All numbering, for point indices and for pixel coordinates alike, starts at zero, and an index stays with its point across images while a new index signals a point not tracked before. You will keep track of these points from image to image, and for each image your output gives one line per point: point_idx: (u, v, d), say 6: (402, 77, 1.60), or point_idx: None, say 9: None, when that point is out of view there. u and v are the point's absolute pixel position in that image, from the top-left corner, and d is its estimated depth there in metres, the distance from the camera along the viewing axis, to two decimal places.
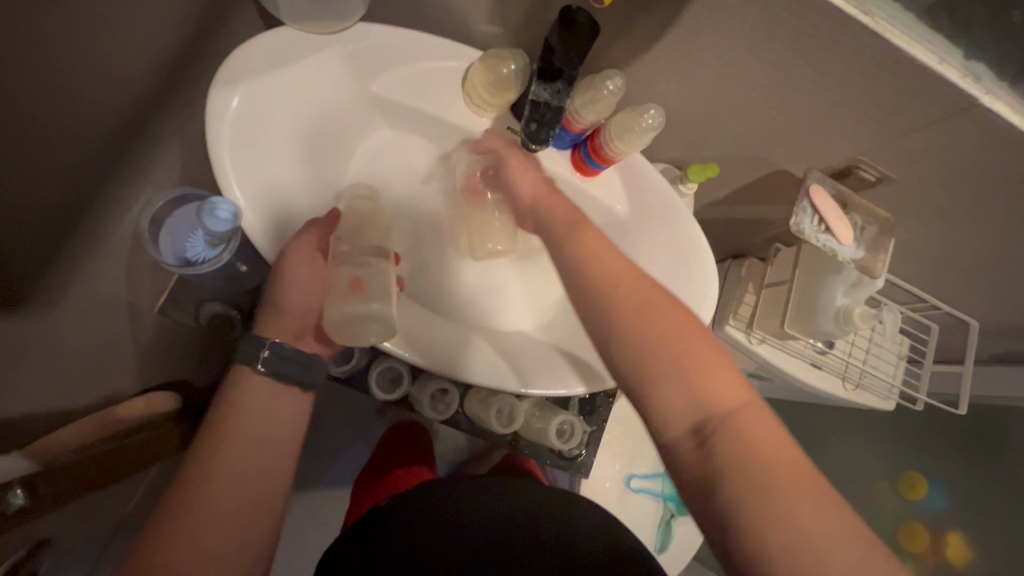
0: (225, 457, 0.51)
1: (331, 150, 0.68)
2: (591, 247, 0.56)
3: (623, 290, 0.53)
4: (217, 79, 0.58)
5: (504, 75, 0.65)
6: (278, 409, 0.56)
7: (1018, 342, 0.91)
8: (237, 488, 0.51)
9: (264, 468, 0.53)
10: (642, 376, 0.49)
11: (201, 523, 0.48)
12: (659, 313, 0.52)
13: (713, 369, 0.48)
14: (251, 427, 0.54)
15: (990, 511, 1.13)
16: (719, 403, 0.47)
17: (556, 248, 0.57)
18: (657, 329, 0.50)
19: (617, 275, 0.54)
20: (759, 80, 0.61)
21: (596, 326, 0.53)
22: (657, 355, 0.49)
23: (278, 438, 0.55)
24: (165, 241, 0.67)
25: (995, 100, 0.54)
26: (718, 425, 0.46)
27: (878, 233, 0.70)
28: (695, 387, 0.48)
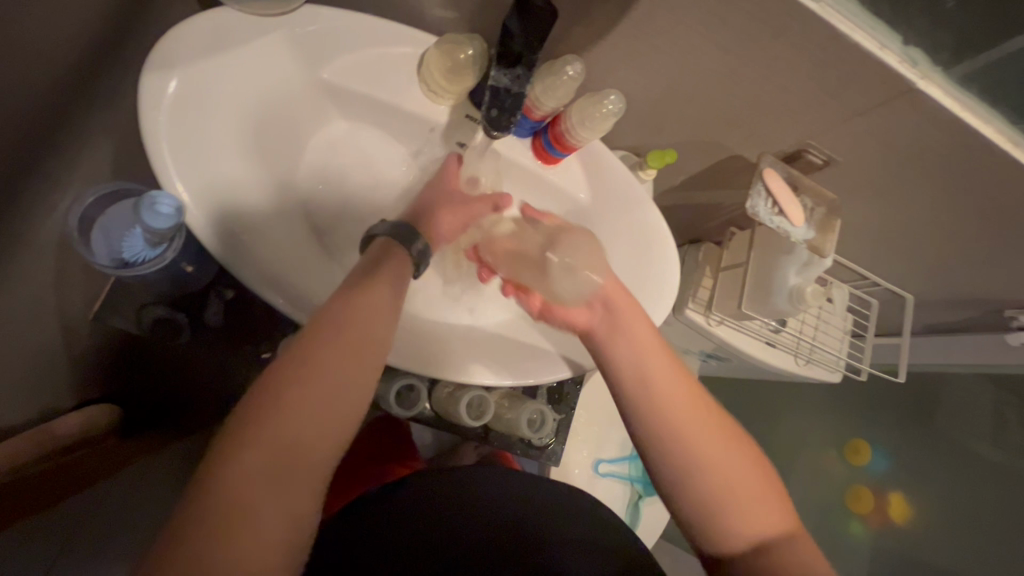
0: (324, 368, 0.44)
1: (282, 140, 0.65)
2: (646, 350, 0.60)
3: (680, 400, 0.57)
4: (150, 62, 0.54)
5: (461, 61, 0.64)
6: (367, 360, 0.47)
7: (948, 314, 0.98)
8: (328, 408, 0.44)
9: (358, 393, 0.46)
10: (689, 479, 0.55)
11: (286, 437, 0.42)
12: (704, 413, 0.58)
13: (766, 494, 0.56)
14: (324, 389, 0.44)
15: (926, 470, 1.23)
16: (750, 499, 0.55)
17: (641, 369, 0.58)
18: (705, 433, 0.56)
19: (671, 381, 0.58)
20: (715, 66, 0.62)
21: (671, 443, 0.56)
22: (727, 481, 0.55)
23: (348, 407, 0.45)
24: (98, 240, 0.62)
25: (930, 85, 0.57)
26: (746, 519, 0.54)
27: (826, 215, 0.74)
28: (730, 486, 0.55)
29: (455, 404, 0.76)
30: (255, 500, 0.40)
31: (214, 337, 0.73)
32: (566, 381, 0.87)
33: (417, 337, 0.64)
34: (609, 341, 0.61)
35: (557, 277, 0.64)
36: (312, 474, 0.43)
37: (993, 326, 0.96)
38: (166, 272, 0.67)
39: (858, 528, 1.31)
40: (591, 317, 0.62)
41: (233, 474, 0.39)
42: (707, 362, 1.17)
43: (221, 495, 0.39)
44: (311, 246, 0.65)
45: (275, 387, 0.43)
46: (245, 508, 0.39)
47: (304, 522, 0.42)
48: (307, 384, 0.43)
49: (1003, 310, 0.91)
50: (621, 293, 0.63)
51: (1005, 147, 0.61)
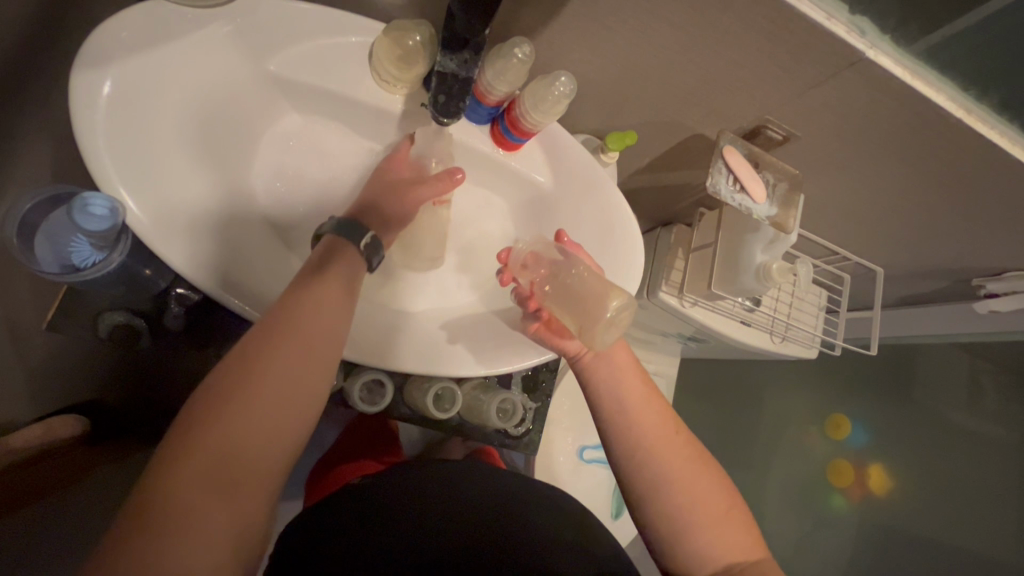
0: (269, 374, 0.44)
1: (231, 137, 0.63)
2: (624, 377, 0.63)
3: (652, 422, 0.60)
4: (81, 60, 0.52)
5: (410, 47, 0.63)
6: (308, 367, 0.46)
7: (918, 285, 0.99)
8: (273, 415, 0.43)
9: (305, 398, 0.46)
10: (656, 494, 0.57)
11: (231, 443, 0.42)
12: (676, 436, 0.60)
13: (733, 519, 0.57)
14: (259, 402, 0.43)
15: (899, 436, 1.26)
16: (712, 521, 0.56)
17: (615, 392, 0.62)
18: (675, 453, 0.59)
19: (646, 406, 0.61)
20: (667, 43, 0.61)
21: (645, 466, 0.58)
22: (694, 505, 0.57)
23: (289, 418, 0.45)
24: (42, 246, 0.59)
25: (879, 54, 0.57)
26: (708, 538, 0.56)
27: (789, 190, 0.73)
28: (694, 505, 0.57)
29: (424, 398, 0.75)
30: (198, 504, 0.40)
31: (178, 340, 0.72)
32: (541, 369, 0.87)
33: (379, 332, 0.63)
34: (591, 364, 0.64)
35: (555, 296, 0.65)
36: (257, 479, 0.43)
37: (961, 296, 0.97)
38: (120, 277, 0.65)
39: (840, 503, 1.30)
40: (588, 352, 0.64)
41: (176, 479, 0.39)
42: (686, 345, 1.17)
43: (160, 499, 0.39)
44: (266, 243, 0.64)
45: (207, 401, 0.42)
46: (186, 511, 0.39)
47: (250, 529, 0.42)
48: (253, 390, 0.43)
49: (970, 279, 0.91)
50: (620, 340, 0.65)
51: (957, 114, 0.61)
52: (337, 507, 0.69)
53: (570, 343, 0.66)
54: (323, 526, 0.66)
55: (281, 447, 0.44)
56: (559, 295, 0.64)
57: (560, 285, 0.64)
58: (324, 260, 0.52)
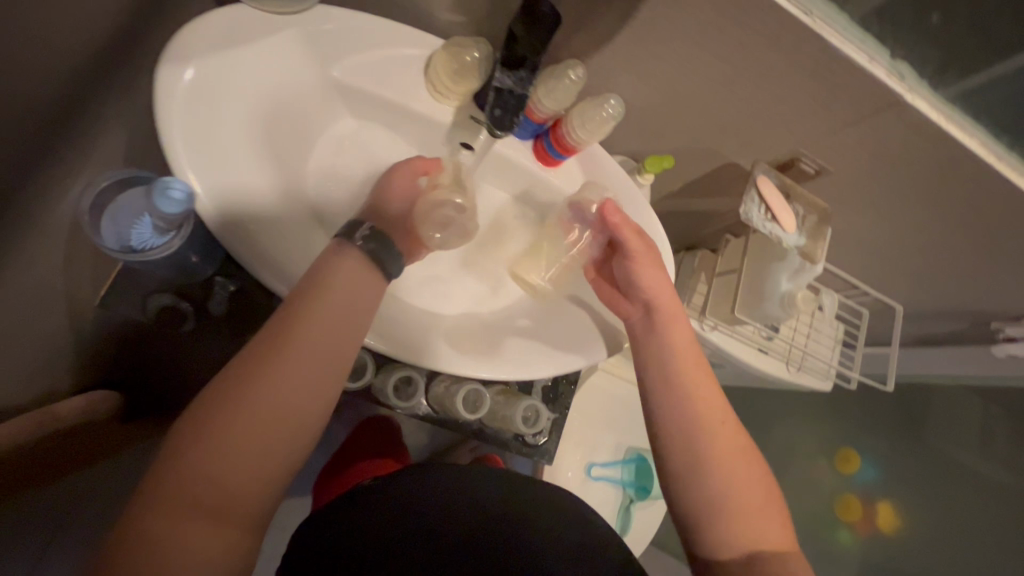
0: (274, 378, 0.45)
1: (291, 134, 0.66)
2: (676, 353, 0.65)
3: (703, 404, 0.62)
4: (167, 53, 0.55)
5: (467, 63, 0.66)
6: (317, 366, 0.48)
7: (935, 325, 1.00)
8: (277, 419, 0.45)
9: (311, 402, 0.47)
10: (693, 461, 0.60)
11: (236, 444, 0.43)
12: (723, 421, 0.62)
13: (763, 510, 0.59)
14: (266, 398, 0.45)
15: (913, 476, 1.26)
16: (745, 508, 0.58)
17: (665, 362, 0.65)
18: (718, 437, 0.61)
19: (696, 388, 0.63)
20: (711, 74, 0.64)
21: (684, 430, 0.61)
22: (724, 481, 0.59)
23: (298, 414, 0.46)
24: (107, 226, 0.63)
25: (916, 98, 0.59)
26: (739, 521, 0.57)
27: (817, 223, 0.76)
28: (730, 487, 0.59)
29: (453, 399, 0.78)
30: (203, 499, 0.42)
31: (219, 326, 0.74)
32: (561, 381, 0.89)
33: (416, 331, 0.65)
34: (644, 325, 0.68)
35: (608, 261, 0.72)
36: (262, 479, 0.45)
37: (979, 339, 0.98)
38: (172, 261, 0.68)
39: (846, 537, 1.29)
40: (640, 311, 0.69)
41: (181, 473, 0.42)
42: None
43: (168, 489, 0.41)
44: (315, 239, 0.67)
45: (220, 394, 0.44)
46: (191, 501, 0.42)
47: (253, 519, 0.45)
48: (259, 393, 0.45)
49: (989, 322, 0.93)
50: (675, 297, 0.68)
51: (988, 160, 0.63)
52: (368, 496, 0.71)
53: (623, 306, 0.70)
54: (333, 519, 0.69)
55: (285, 450, 0.46)
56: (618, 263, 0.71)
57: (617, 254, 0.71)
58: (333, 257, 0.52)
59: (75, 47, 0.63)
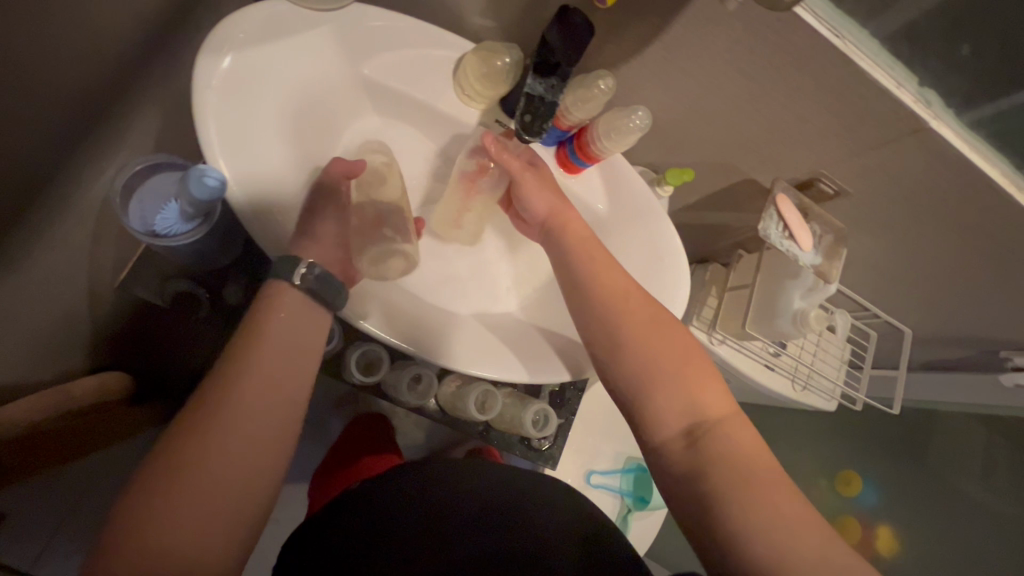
0: (238, 403, 0.47)
1: (319, 129, 0.67)
2: (579, 236, 0.67)
3: (607, 281, 0.64)
4: (206, 43, 0.56)
5: (496, 68, 0.67)
6: (290, 361, 0.52)
7: (944, 351, 1.01)
8: (245, 442, 0.47)
9: (276, 422, 0.49)
10: (617, 349, 0.61)
11: (207, 474, 0.44)
12: (633, 298, 0.63)
13: (699, 380, 0.58)
14: (250, 393, 0.48)
15: (910, 501, 1.26)
16: (671, 376, 0.58)
17: (580, 267, 0.65)
18: (630, 311, 0.62)
19: (600, 271, 0.64)
20: (738, 91, 0.65)
21: (602, 325, 0.62)
22: (651, 359, 0.59)
23: (280, 408, 0.50)
24: (136, 208, 0.63)
25: (941, 125, 0.60)
26: (669, 390, 0.57)
27: (833, 242, 0.76)
28: (652, 358, 0.59)
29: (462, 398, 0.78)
30: (179, 531, 0.42)
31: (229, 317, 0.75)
32: (568, 387, 0.89)
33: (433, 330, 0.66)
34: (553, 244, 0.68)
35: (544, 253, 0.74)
36: (238, 503, 0.46)
37: (987, 366, 0.98)
38: (195, 248, 0.69)
39: None
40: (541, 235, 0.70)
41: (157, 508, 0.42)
42: None
43: (145, 524, 0.41)
44: None
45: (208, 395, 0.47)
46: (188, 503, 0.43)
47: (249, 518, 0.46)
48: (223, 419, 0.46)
49: (998, 350, 0.93)
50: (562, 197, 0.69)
51: (1009, 190, 0.64)
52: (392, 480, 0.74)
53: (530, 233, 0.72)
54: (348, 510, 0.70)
55: (259, 470, 0.47)
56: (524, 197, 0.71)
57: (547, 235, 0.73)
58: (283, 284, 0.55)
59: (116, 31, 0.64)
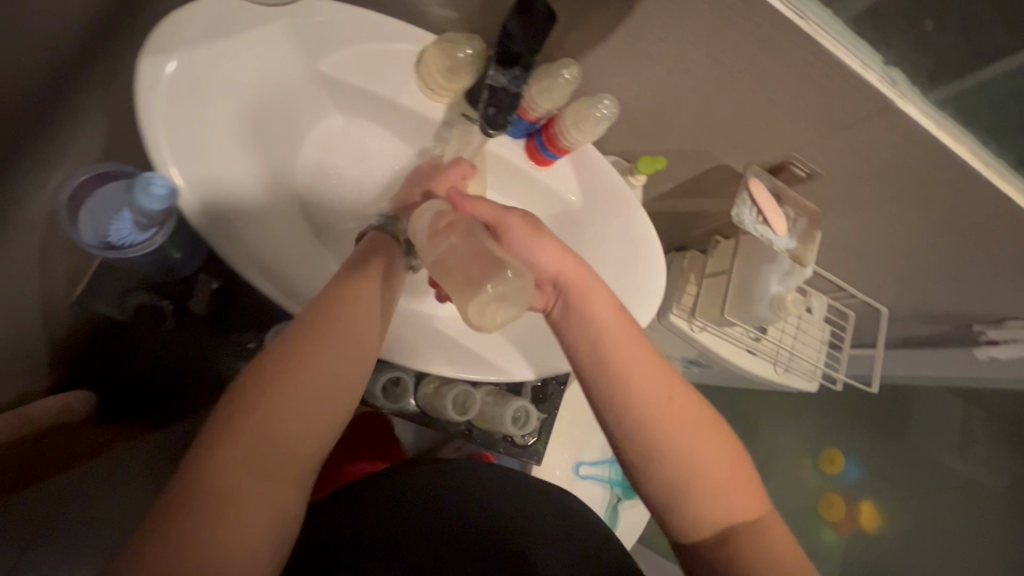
0: (314, 360, 0.46)
1: (279, 130, 0.65)
2: (608, 330, 0.55)
3: (642, 382, 0.53)
4: (149, 43, 0.54)
5: (460, 59, 0.65)
6: (360, 339, 0.49)
7: (920, 328, 1.02)
8: (315, 403, 0.45)
9: (348, 386, 0.48)
10: (648, 452, 0.52)
11: (279, 426, 0.43)
12: (671, 401, 0.54)
13: (733, 480, 0.53)
14: (314, 368, 0.46)
15: (892, 475, 1.29)
16: (711, 487, 0.52)
17: (601, 356, 0.54)
18: (668, 416, 0.53)
19: (634, 367, 0.54)
20: (707, 77, 0.64)
21: (634, 432, 0.52)
22: (690, 462, 0.52)
23: (340, 387, 0.47)
24: (86, 221, 0.61)
25: (908, 104, 0.60)
26: (710, 502, 0.51)
27: (808, 226, 0.76)
28: (691, 469, 0.52)
29: (440, 399, 0.77)
30: (246, 481, 0.41)
31: (199, 325, 0.72)
32: (550, 381, 0.89)
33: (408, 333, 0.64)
34: (564, 323, 0.56)
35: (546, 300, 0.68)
36: (301, 462, 0.44)
37: (962, 341, 1.00)
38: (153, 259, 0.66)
39: (830, 536, 1.31)
40: (553, 301, 0.58)
41: (230, 449, 0.41)
42: (691, 368, 1.19)
43: (219, 466, 0.40)
44: (306, 238, 0.66)
45: (270, 361, 0.45)
46: (237, 476, 0.41)
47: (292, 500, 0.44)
48: (298, 375, 0.45)
49: (972, 325, 0.95)
50: (568, 257, 0.58)
51: (977, 167, 0.64)
52: (373, 482, 0.70)
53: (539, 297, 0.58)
54: (325, 517, 0.67)
55: (325, 431, 0.46)
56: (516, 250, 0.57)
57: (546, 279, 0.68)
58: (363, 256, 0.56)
59: (56, 35, 0.60)
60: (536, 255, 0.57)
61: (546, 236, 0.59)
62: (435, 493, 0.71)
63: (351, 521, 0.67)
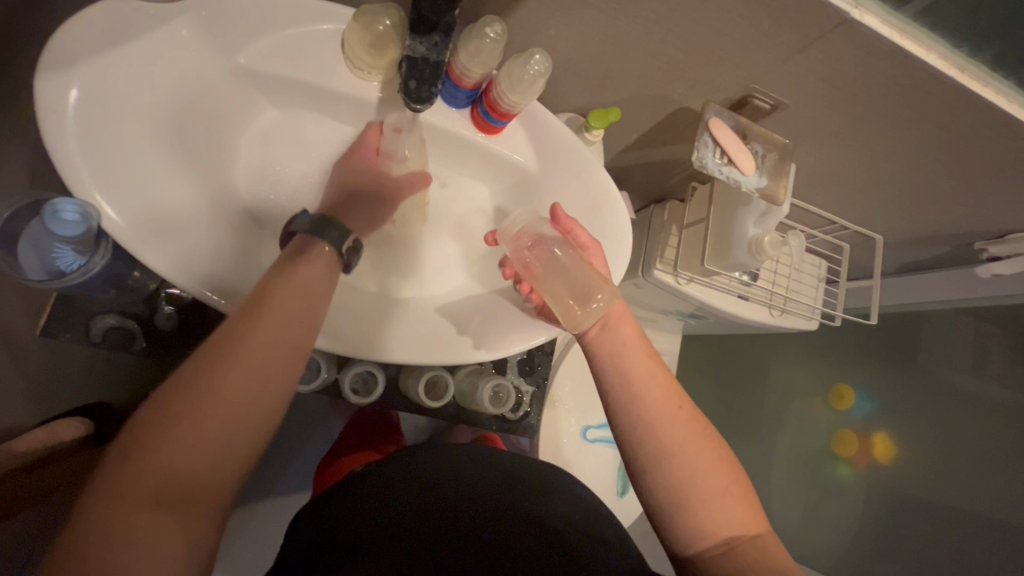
0: (220, 385, 0.43)
1: (205, 134, 0.62)
2: (629, 352, 0.59)
3: (657, 397, 0.56)
4: (44, 64, 0.50)
5: (380, 33, 0.60)
6: (274, 359, 0.46)
7: (918, 251, 0.97)
8: (223, 429, 0.43)
9: (262, 408, 0.45)
10: (658, 457, 0.53)
11: (179, 460, 0.41)
12: (679, 413, 0.55)
13: (734, 495, 0.53)
14: (219, 396, 0.43)
15: (906, 403, 1.24)
16: (714, 495, 0.52)
17: (618, 372, 0.58)
18: (678, 426, 0.55)
19: (649, 379, 0.57)
20: (644, 13, 0.59)
21: (643, 436, 0.54)
22: (690, 468, 0.53)
23: (253, 412, 0.44)
24: (25, 251, 0.61)
25: (865, 15, 0.55)
26: (709, 513, 0.52)
27: (778, 160, 0.72)
28: (694, 480, 0.53)
29: (416, 385, 0.77)
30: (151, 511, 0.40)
31: (169, 339, 0.72)
32: (537, 353, 0.88)
33: (369, 325, 0.63)
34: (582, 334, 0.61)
35: (541, 285, 0.63)
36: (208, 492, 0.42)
37: (964, 260, 0.95)
38: (106, 281, 0.66)
39: (846, 471, 1.32)
40: (597, 328, 0.61)
41: (129, 493, 0.39)
42: (687, 321, 1.16)
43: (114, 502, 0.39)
44: (251, 238, 0.64)
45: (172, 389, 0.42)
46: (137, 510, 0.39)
47: (205, 526, 0.43)
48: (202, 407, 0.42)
49: (973, 242, 0.89)
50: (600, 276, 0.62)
51: (949, 73, 0.59)
52: (358, 481, 0.71)
53: (581, 316, 0.60)
54: (312, 522, 0.67)
55: (236, 459, 0.44)
56: (553, 269, 0.63)
57: (548, 263, 0.63)
58: (296, 255, 0.52)
59: None
60: (567, 267, 0.63)
61: (602, 262, 0.67)
62: (415, 479, 0.70)
63: (334, 519, 0.66)
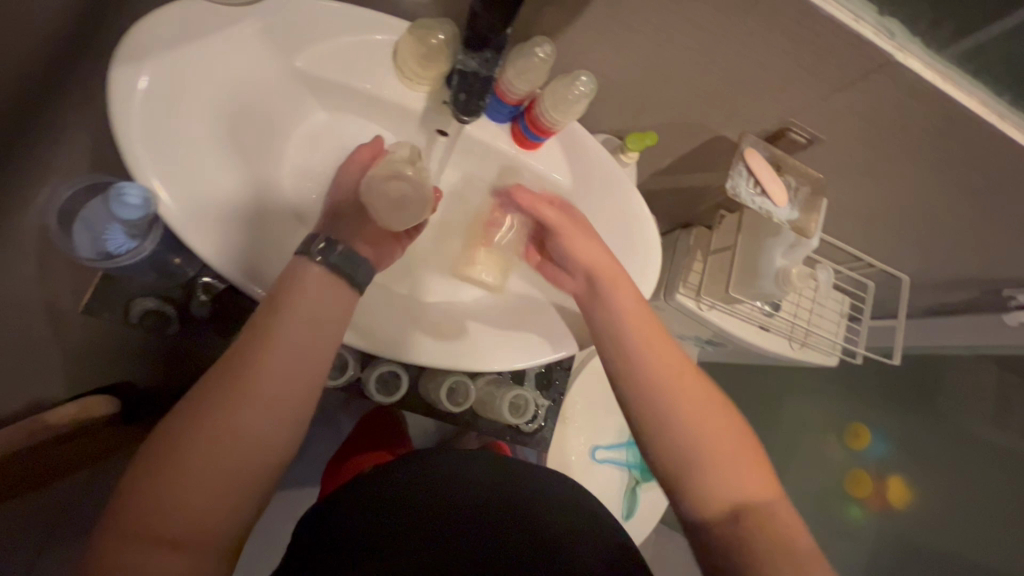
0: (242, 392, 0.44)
1: (258, 130, 0.65)
2: (659, 347, 0.60)
3: (689, 390, 0.57)
4: (120, 56, 0.54)
5: (433, 46, 0.63)
6: (296, 367, 0.47)
7: (943, 295, 0.96)
8: (245, 434, 0.44)
9: (282, 415, 0.46)
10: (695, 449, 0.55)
11: (204, 464, 0.43)
12: (710, 406, 0.57)
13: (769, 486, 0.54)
14: (242, 402, 0.44)
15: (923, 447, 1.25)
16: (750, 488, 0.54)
17: (650, 368, 0.58)
18: (710, 418, 0.56)
19: (680, 373, 0.58)
20: (689, 43, 0.61)
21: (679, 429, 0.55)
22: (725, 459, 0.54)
23: (274, 417, 0.45)
24: (80, 231, 0.64)
25: (908, 57, 0.56)
26: (749, 503, 0.53)
27: (811, 194, 0.73)
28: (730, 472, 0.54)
29: (437, 388, 0.78)
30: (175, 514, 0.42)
31: (202, 325, 0.74)
32: (555, 367, 0.89)
33: (398, 326, 0.64)
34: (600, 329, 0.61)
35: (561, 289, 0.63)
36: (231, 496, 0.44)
37: (991, 306, 0.94)
38: (150, 264, 0.69)
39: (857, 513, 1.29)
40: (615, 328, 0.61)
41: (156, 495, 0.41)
42: (705, 347, 1.16)
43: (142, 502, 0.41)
44: (293, 233, 0.66)
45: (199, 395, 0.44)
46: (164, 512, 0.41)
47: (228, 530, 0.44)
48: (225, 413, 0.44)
49: (1000, 289, 0.89)
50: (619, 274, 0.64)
51: (989, 119, 0.60)
52: (363, 487, 0.70)
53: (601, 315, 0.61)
54: (318, 528, 0.66)
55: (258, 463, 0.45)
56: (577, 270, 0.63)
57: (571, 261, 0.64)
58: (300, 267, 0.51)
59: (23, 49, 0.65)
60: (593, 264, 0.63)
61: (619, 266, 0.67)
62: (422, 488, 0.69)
63: (340, 526, 0.65)
